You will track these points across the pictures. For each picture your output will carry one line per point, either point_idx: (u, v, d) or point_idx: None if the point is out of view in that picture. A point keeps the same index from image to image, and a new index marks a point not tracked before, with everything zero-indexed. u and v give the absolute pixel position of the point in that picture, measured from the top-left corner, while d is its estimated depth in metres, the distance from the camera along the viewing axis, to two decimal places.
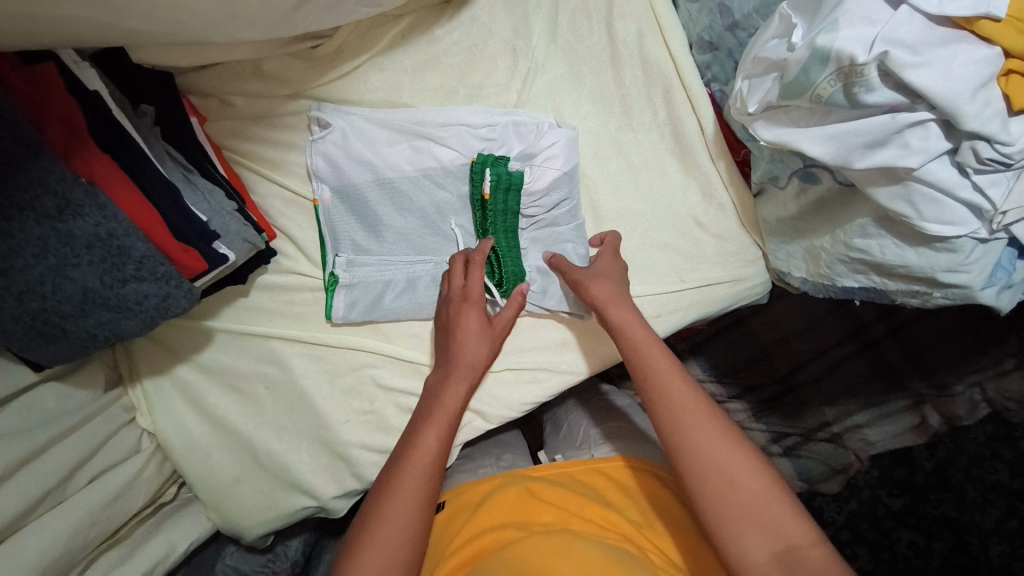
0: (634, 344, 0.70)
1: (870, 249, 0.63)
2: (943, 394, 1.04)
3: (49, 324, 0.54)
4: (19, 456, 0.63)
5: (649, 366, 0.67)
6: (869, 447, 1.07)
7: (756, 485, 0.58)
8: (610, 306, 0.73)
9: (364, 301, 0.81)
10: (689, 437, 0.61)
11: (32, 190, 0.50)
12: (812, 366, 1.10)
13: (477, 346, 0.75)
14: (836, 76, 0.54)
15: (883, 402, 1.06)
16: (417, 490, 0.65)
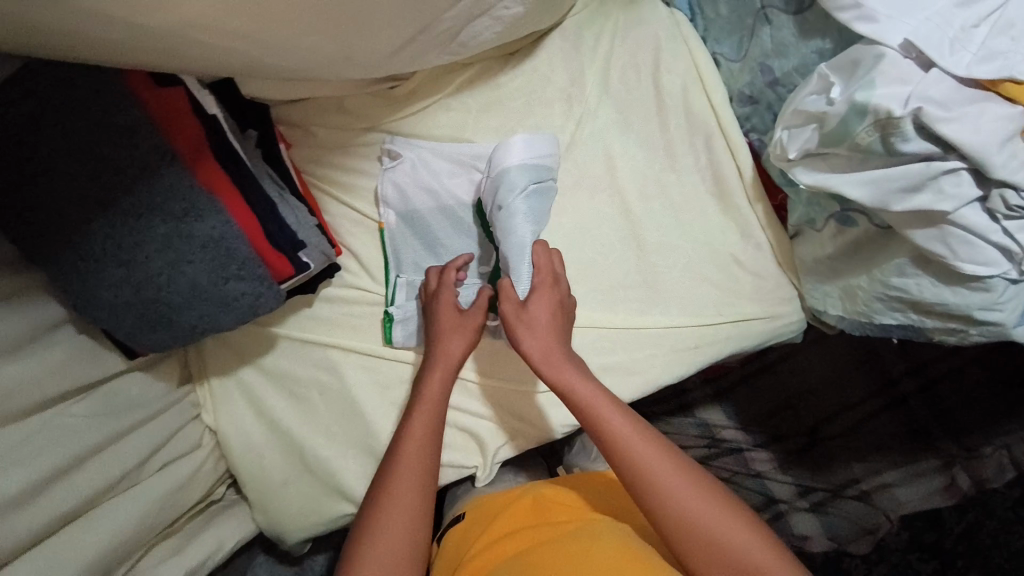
0: (584, 404, 0.71)
1: (908, 288, 0.68)
2: (972, 456, 1.05)
3: (158, 314, 0.61)
4: (107, 437, 0.68)
5: (603, 424, 0.70)
6: (900, 508, 1.03)
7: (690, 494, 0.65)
8: (554, 361, 0.73)
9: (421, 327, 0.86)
10: (657, 489, 0.65)
11: (164, 194, 0.58)
12: (841, 419, 1.08)
13: (449, 344, 0.78)
14: (874, 127, 0.60)
15: (916, 461, 1.04)
16: (416, 485, 0.70)
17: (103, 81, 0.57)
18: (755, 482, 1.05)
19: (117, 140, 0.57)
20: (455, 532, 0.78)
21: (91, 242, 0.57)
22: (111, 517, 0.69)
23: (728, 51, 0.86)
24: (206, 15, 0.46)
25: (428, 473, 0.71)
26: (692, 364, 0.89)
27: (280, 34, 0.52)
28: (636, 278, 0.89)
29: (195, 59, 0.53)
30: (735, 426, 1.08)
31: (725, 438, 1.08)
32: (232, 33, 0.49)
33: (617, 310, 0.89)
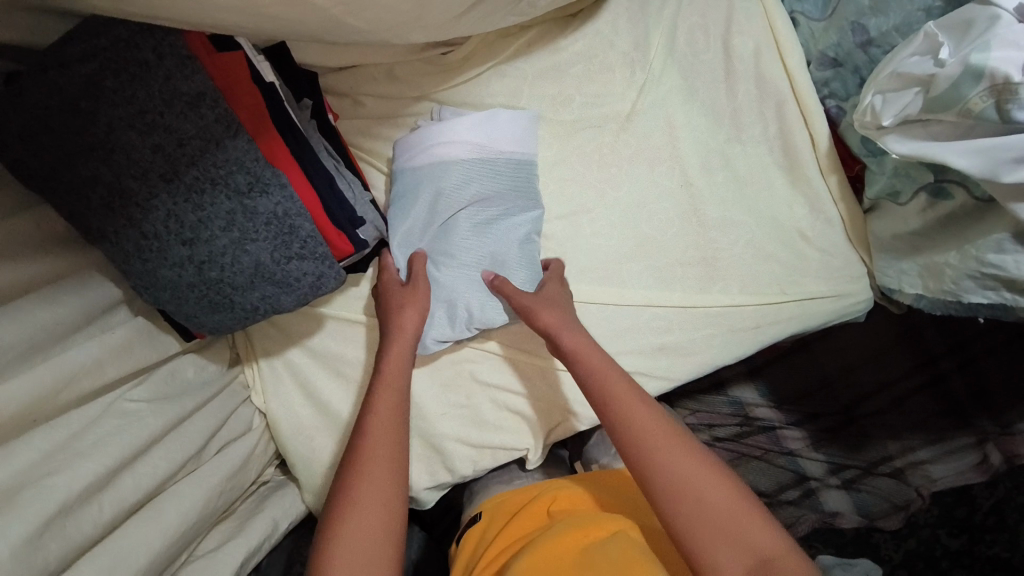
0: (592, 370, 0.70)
1: (1005, 265, 0.64)
2: (1006, 432, 1.00)
3: (220, 295, 0.58)
4: (171, 421, 0.66)
5: (611, 393, 0.68)
6: (932, 484, 1.02)
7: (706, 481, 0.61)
8: (564, 333, 0.72)
9: (465, 312, 0.76)
10: (664, 458, 0.63)
11: (229, 168, 0.54)
12: (877, 398, 1.03)
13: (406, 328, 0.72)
14: (989, 92, 0.55)
15: (949, 439, 1.01)
16: (390, 453, 0.64)
17: (161, 41, 0.51)
18: (789, 460, 1.02)
19: (180, 107, 0.52)
20: (478, 527, 0.77)
21: (154, 219, 0.54)
22: (180, 501, 0.66)
23: (810, 9, 0.81)
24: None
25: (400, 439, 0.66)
26: (754, 345, 0.86)
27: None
28: (695, 254, 0.85)
29: (268, 20, 0.49)
30: (769, 404, 1.03)
31: (758, 416, 1.04)
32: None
33: (674, 288, 0.85)
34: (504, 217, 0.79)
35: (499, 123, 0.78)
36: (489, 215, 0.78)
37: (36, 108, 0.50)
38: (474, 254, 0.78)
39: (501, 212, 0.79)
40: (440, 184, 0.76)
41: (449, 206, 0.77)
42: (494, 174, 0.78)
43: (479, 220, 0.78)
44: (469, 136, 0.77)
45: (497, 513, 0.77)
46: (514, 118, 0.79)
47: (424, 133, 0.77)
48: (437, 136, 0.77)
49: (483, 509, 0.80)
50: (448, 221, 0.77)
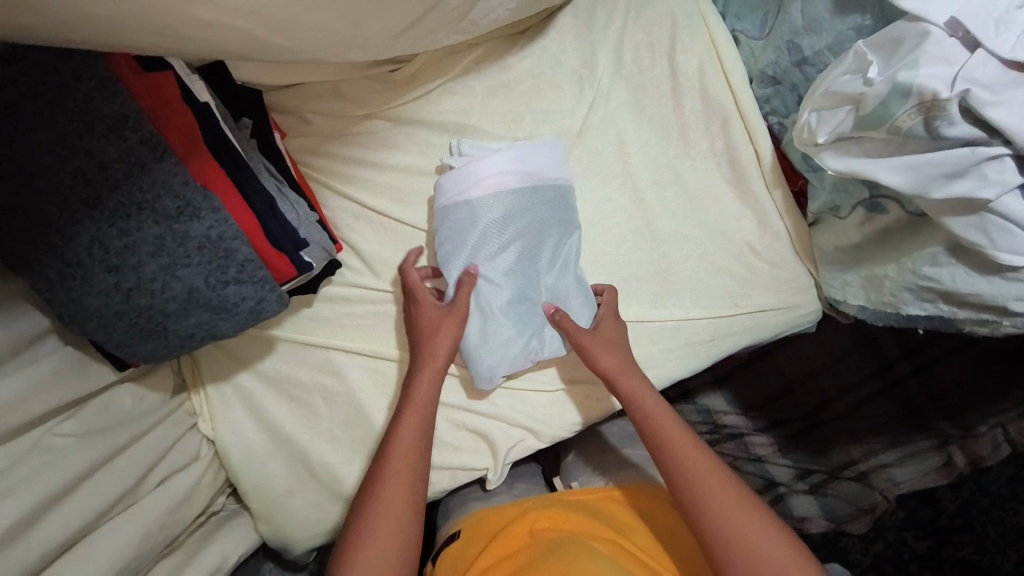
0: (654, 417, 0.73)
1: (940, 278, 0.66)
2: (967, 434, 1.02)
3: (152, 323, 0.56)
4: (104, 454, 0.63)
5: (674, 438, 0.72)
6: (896, 488, 1.02)
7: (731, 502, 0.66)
8: (632, 382, 0.75)
9: (509, 356, 0.77)
10: (694, 477, 0.69)
11: (155, 192, 0.52)
12: (839, 403, 1.05)
13: (435, 340, 0.74)
14: (918, 109, 0.57)
15: (909, 442, 1.02)
16: (400, 502, 0.69)
17: (82, 64, 0.50)
18: (757, 466, 1.04)
19: (102, 131, 0.50)
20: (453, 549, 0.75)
21: (75, 246, 0.51)
22: (114, 538, 0.63)
23: (749, 29, 0.82)
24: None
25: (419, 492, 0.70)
26: (708, 357, 0.87)
27: (286, 11, 0.47)
28: (649, 268, 0.85)
29: (191, 42, 0.48)
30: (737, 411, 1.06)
31: (726, 423, 1.06)
32: (235, 10, 0.44)
33: (629, 302, 0.85)
34: (558, 242, 0.79)
35: (533, 156, 0.78)
36: (535, 243, 0.78)
37: None
38: (529, 285, 0.79)
39: (544, 240, 0.79)
40: (490, 225, 0.76)
41: (487, 248, 0.77)
42: (529, 203, 0.78)
43: (531, 250, 0.78)
44: (540, 174, 0.78)
45: (478, 534, 0.74)
46: (547, 147, 0.79)
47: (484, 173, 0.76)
48: (507, 178, 0.77)
49: (461, 528, 0.78)
50: (495, 258, 0.77)
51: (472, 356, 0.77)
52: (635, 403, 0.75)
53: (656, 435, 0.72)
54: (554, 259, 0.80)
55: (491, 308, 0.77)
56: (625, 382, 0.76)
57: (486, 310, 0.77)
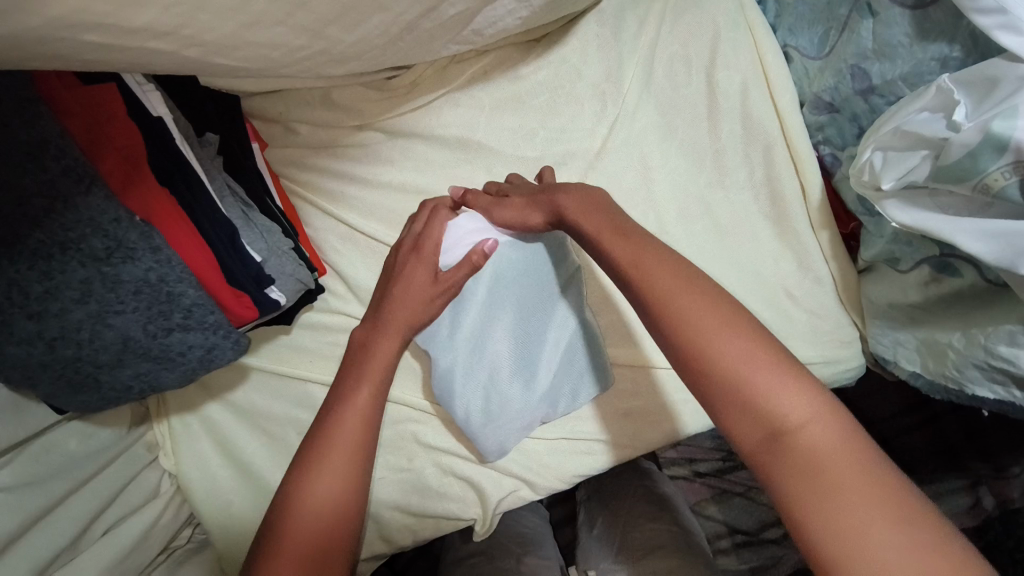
0: (732, 376, 0.45)
1: (1017, 360, 0.54)
2: (1000, 475, 0.90)
3: (82, 375, 0.48)
4: (37, 511, 0.58)
5: (762, 399, 0.44)
6: None
7: (801, 415, 0.44)
8: (698, 326, 0.47)
9: (515, 430, 0.71)
10: (745, 394, 0.44)
11: (80, 230, 0.44)
12: None
13: (412, 308, 0.65)
14: (1014, 168, 0.46)
15: (937, 479, 0.92)
16: (322, 514, 0.57)
17: None
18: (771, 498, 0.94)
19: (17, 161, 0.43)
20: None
21: None
22: None
23: (805, 46, 0.71)
24: (110, 7, 0.35)
25: (351, 499, 0.59)
26: None
27: (220, 24, 0.41)
28: None
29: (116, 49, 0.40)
30: None
31: None
32: None
33: (645, 347, 0.75)
34: (557, 293, 0.71)
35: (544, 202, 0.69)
36: (533, 308, 0.71)
37: None
38: (531, 348, 0.71)
39: (544, 300, 0.71)
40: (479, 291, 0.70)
41: (484, 326, 0.70)
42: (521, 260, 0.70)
43: (530, 309, 0.70)
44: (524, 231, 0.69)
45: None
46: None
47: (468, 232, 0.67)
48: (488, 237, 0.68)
49: None
50: (490, 321, 0.70)
51: (478, 435, 0.70)
52: (702, 351, 0.46)
53: (731, 398, 0.45)
54: (561, 308, 0.71)
55: (494, 381, 0.70)
56: (690, 319, 0.47)
57: (489, 386, 0.70)
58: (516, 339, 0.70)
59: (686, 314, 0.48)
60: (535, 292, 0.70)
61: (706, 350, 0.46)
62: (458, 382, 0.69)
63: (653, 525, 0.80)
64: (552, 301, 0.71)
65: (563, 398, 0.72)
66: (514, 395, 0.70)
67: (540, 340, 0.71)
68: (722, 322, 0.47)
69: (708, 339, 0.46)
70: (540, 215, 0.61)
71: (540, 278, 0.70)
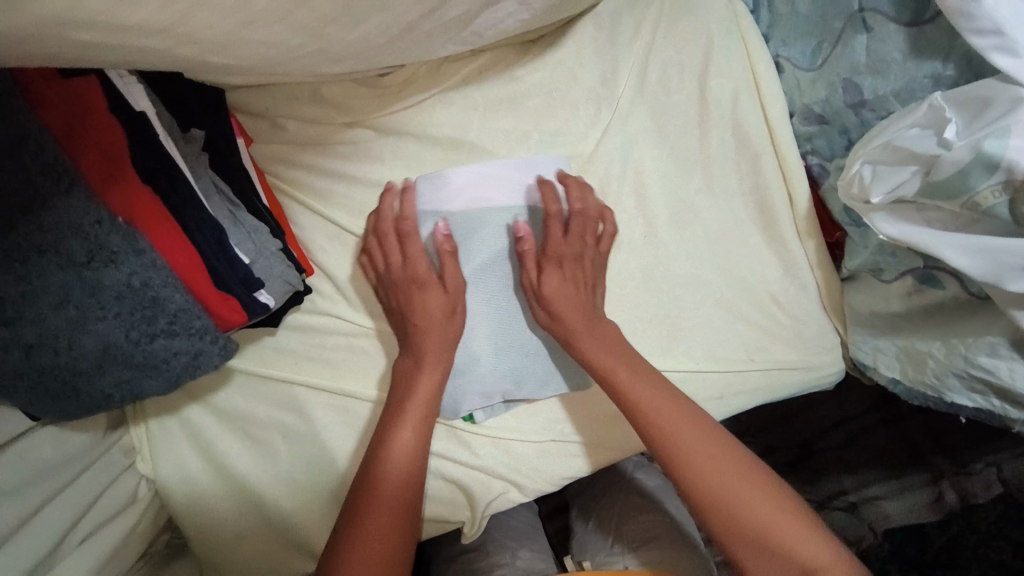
0: (762, 521, 0.59)
1: (997, 371, 0.56)
2: (962, 470, 0.92)
3: (60, 383, 0.46)
4: (9, 525, 0.55)
5: (790, 544, 0.58)
6: (887, 523, 0.91)
7: (815, 555, 0.57)
8: (722, 483, 0.61)
9: (476, 393, 0.70)
10: (774, 538, 0.58)
11: (59, 232, 0.42)
12: (835, 433, 0.99)
13: (427, 309, 0.67)
14: (1003, 187, 0.47)
15: (901, 473, 0.94)
16: (400, 485, 0.65)
17: None
18: None
19: None
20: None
21: None
22: None
23: (797, 56, 0.71)
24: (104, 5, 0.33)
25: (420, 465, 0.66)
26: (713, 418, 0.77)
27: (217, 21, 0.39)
28: (656, 313, 0.76)
29: (104, 45, 0.38)
30: None
31: None
32: None
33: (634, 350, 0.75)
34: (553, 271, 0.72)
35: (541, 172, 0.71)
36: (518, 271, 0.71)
37: None
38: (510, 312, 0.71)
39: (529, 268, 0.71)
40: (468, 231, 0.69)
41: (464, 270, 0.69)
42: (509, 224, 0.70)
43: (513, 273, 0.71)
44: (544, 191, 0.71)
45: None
46: (553, 164, 0.72)
47: (484, 179, 0.70)
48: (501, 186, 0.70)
49: None
50: (474, 272, 0.70)
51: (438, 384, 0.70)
52: (732, 509, 0.60)
53: (758, 541, 0.59)
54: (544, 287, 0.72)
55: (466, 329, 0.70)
56: (718, 472, 0.61)
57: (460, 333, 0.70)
58: (497, 301, 0.70)
59: (723, 474, 0.61)
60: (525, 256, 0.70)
61: (744, 505, 0.60)
62: None
63: (645, 516, 0.80)
64: None
65: (534, 378, 0.72)
66: (486, 352, 0.70)
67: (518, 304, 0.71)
68: (739, 477, 0.61)
69: (749, 499, 0.60)
70: (573, 314, 0.68)
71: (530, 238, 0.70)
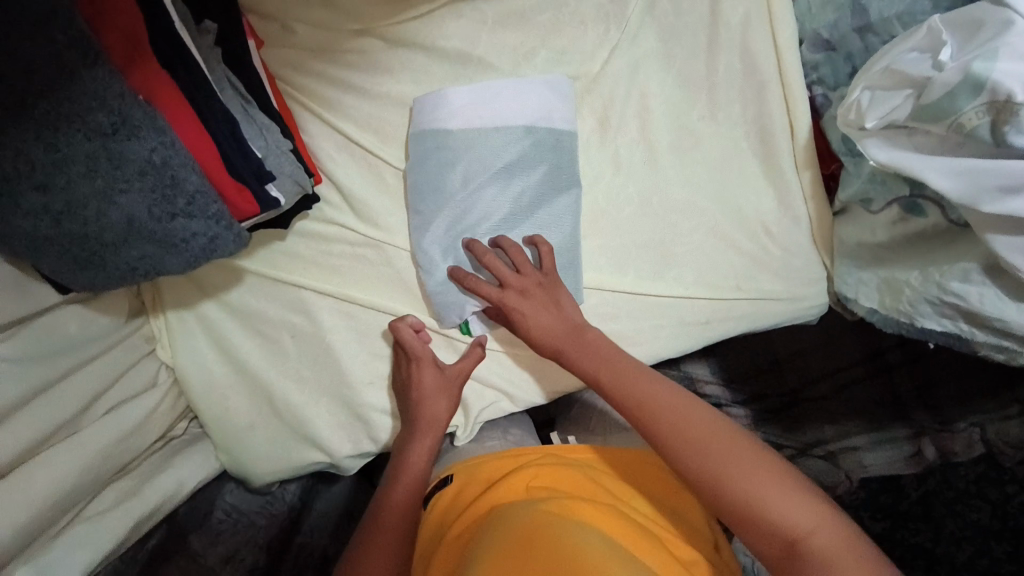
0: (704, 448, 0.59)
1: (967, 296, 0.59)
2: (944, 428, 0.86)
3: (87, 251, 0.50)
4: (44, 383, 0.60)
5: (731, 470, 0.57)
6: (862, 471, 0.91)
7: (754, 470, 0.56)
8: (707, 448, 0.59)
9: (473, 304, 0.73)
10: (715, 463, 0.58)
11: (86, 104, 0.45)
12: (824, 382, 0.94)
13: (435, 403, 0.73)
14: (986, 109, 0.48)
15: (883, 429, 0.90)
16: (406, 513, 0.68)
17: None
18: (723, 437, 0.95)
19: (25, 30, 0.42)
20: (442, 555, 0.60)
21: None
22: (53, 464, 0.61)
23: None
24: None
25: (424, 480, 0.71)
26: (697, 341, 0.81)
27: None
28: (650, 239, 0.78)
29: None
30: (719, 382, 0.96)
31: (707, 392, 0.97)
32: None
33: (626, 272, 0.79)
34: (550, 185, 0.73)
35: (541, 91, 0.72)
36: (516, 185, 0.72)
37: None
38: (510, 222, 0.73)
39: (526, 181, 0.72)
40: (461, 145, 0.71)
41: (466, 185, 0.71)
42: (506, 138, 0.72)
43: (511, 183, 0.72)
44: (545, 109, 0.72)
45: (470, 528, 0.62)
46: (557, 83, 0.73)
47: (482, 96, 0.71)
48: (506, 104, 0.71)
49: (455, 472, 0.73)
50: (477, 183, 0.72)
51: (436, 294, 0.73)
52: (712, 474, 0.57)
53: (705, 473, 0.58)
54: (541, 203, 0.73)
55: (465, 237, 0.72)
56: (659, 412, 0.62)
57: (457, 240, 0.72)
58: (496, 210, 0.72)
59: (664, 412, 0.62)
60: (524, 170, 0.72)
61: (687, 438, 0.60)
62: (428, 227, 0.72)
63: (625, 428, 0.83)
64: (541, 189, 0.73)
65: None
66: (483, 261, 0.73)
67: (518, 214, 0.73)
68: (730, 444, 0.59)
69: (687, 429, 0.60)
70: (547, 347, 0.70)
71: (530, 153, 0.72)
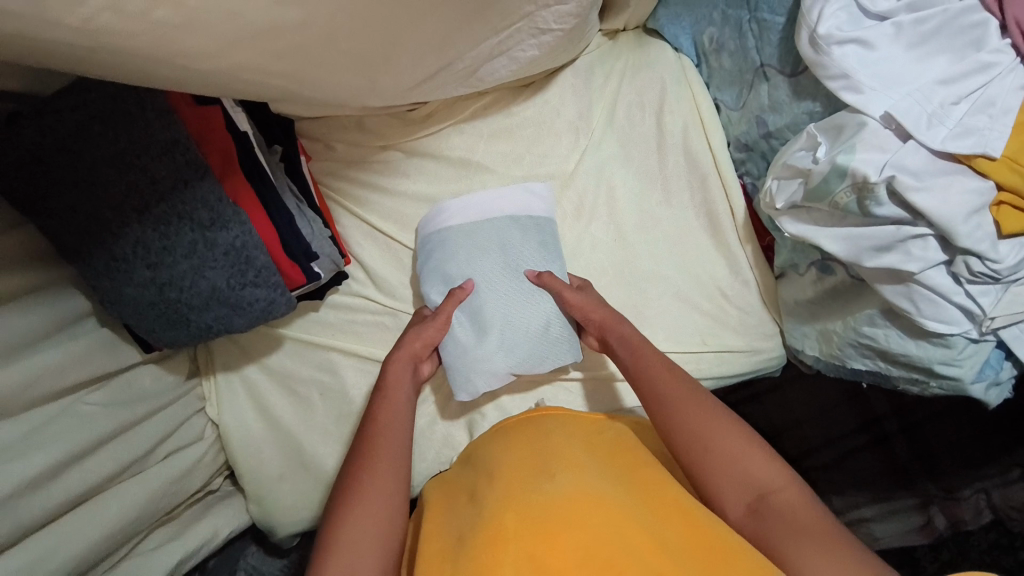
0: (693, 431, 0.66)
1: (877, 337, 0.72)
2: (950, 496, 1.02)
3: (177, 313, 0.66)
4: (121, 424, 0.72)
5: (716, 449, 0.65)
6: (875, 544, 1.03)
7: (733, 447, 0.65)
8: (706, 425, 0.66)
9: (482, 372, 0.85)
10: (699, 434, 0.66)
11: (194, 205, 0.63)
12: (823, 453, 1.08)
13: (416, 339, 0.82)
14: (852, 189, 0.64)
15: (892, 498, 1.04)
16: (396, 424, 0.72)
17: (147, 98, 0.61)
18: None
19: (155, 154, 0.61)
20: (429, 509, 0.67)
21: (124, 244, 0.62)
22: (124, 496, 0.73)
23: (727, 99, 0.92)
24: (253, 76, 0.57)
25: (400, 447, 0.70)
26: None
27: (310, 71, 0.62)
28: (625, 304, 0.93)
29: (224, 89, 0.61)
30: None
31: None
32: (271, 56, 0.55)
33: None
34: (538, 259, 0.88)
35: (523, 192, 0.90)
36: (513, 262, 0.87)
37: (26, 150, 0.59)
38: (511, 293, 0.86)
39: (522, 258, 0.87)
40: (462, 239, 0.87)
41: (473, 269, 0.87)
42: (500, 228, 0.88)
43: (512, 262, 0.87)
44: (529, 206, 0.90)
45: (460, 478, 0.71)
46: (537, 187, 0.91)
47: (475, 200, 0.89)
48: (498, 204, 0.89)
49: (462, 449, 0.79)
50: (480, 264, 0.87)
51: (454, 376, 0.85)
52: (703, 442, 0.66)
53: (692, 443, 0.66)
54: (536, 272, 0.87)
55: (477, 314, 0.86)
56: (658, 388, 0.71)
57: (472, 319, 0.86)
58: (499, 287, 0.86)
59: (661, 389, 0.71)
60: (518, 250, 0.87)
61: (680, 416, 0.68)
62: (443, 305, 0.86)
63: None
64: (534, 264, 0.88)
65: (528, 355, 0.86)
66: (493, 333, 0.85)
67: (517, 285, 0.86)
68: (719, 420, 0.67)
69: (678, 407, 0.69)
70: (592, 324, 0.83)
71: (522, 237, 0.88)
